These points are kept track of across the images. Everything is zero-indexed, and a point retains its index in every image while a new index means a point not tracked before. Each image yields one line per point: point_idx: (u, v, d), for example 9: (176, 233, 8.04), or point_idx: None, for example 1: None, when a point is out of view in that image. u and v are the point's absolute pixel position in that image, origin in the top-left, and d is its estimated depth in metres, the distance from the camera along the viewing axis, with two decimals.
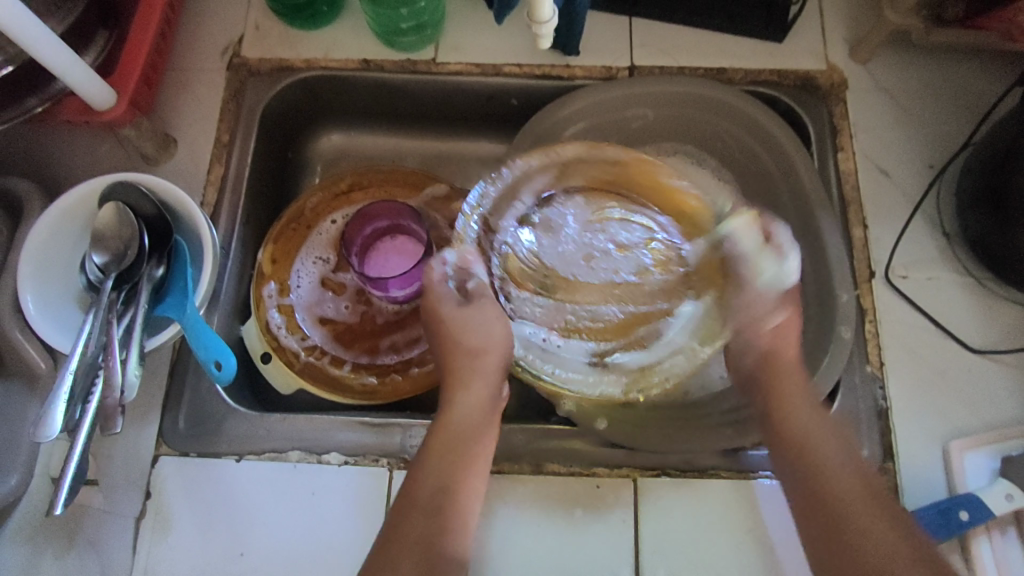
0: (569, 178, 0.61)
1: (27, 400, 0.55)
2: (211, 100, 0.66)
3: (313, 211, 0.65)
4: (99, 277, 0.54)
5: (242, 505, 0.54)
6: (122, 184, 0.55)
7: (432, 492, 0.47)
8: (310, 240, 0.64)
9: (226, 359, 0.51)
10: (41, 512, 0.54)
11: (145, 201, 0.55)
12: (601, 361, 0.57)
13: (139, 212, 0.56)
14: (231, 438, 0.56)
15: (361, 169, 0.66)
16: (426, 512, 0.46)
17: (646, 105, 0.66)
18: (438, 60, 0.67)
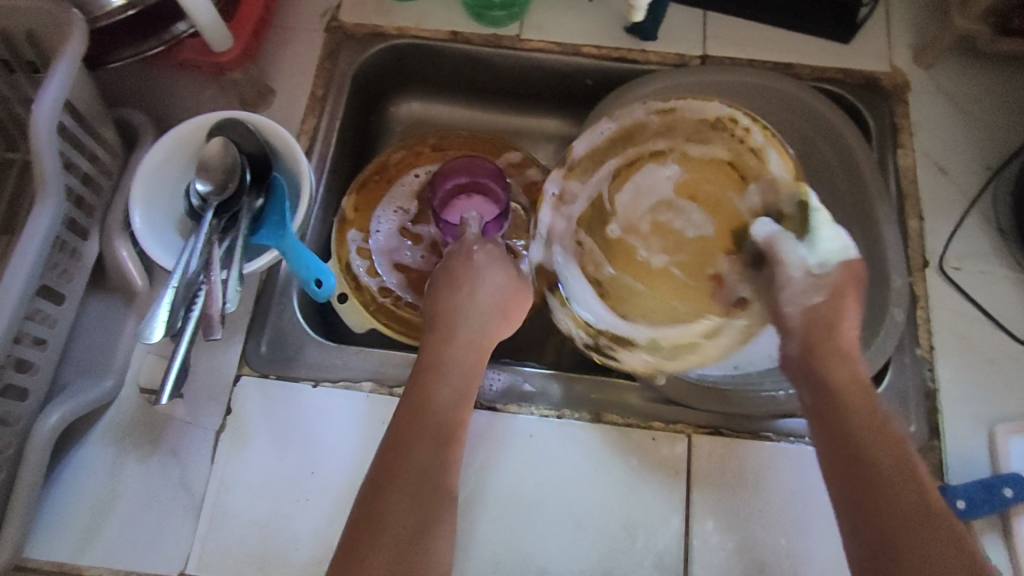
0: (686, 143, 0.66)
1: (125, 314, 0.59)
2: (309, 57, 0.70)
3: (395, 167, 0.69)
4: (202, 204, 0.58)
5: (315, 428, 0.57)
6: (230, 121, 0.59)
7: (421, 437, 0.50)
8: (391, 192, 0.68)
9: (327, 278, 0.57)
10: (128, 418, 0.57)
11: (250, 138, 0.60)
12: (588, 327, 0.62)
13: (243, 148, 0.60)
14: (309, 364, 0.60)
15: (443, 132, 0.70)
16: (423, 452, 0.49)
17: (716, 94, 0.71)
18: (522, 37, 0.71)
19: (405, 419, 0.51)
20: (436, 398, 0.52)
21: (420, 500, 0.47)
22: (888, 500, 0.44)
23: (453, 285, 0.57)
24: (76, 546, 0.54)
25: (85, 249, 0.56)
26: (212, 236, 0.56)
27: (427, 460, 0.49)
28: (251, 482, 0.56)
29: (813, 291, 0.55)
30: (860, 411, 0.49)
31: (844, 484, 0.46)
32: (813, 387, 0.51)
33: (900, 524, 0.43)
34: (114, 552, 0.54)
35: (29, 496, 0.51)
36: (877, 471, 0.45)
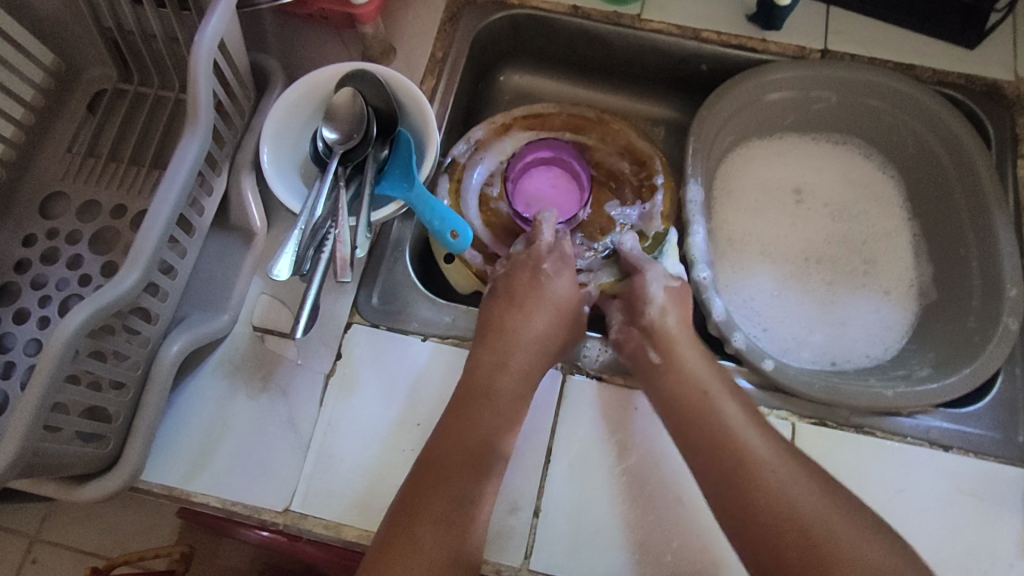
0: (603, 146, 0.71)
1: (244, 253, 0.60)
2: (431, 18, 0.70)
3: (481, 140, 0.69)
4: (328, 151, 0.59)
5: (423, 382, 0.58)
6: (361, 74, 0.60)
7: (457, 462, 0.50)
8: (484, 163, 0.68)
9: (462, 230, 0.58)
10: (240, 355, 0.58)
11: (378, 91, 0.60)
12: None
13: (369, 100, 0.60)
14: (420, 319, 0.60)
15: (524, 111, 0.71)
16: (450, 479, 0.50)
17: (834, 90, 0.70)
18: (642, 16, 0.71)
19: (443, 435, 0.52)
20: (483, 419, 0.53)
21: (453, 524, 0.48)
22: (761, 483, 0.48)
23: (524, 306, 0.58)
24: (185, 473, 0.55)
25: (218, 183, 0.57)
26: (338, 182, 0.58)
27: (468, 480, 0.50)
28: (356, 428, 0.56)
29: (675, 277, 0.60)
30: (699, 367, 0.55)
31: (691, 436, 0.51)
32: (666, 351, 0.56)
33: (746, 452, 0.49)
34: (221, 483, 0.55)
35: (150, 420, 0.52)
36: (719, 416, 0.51)
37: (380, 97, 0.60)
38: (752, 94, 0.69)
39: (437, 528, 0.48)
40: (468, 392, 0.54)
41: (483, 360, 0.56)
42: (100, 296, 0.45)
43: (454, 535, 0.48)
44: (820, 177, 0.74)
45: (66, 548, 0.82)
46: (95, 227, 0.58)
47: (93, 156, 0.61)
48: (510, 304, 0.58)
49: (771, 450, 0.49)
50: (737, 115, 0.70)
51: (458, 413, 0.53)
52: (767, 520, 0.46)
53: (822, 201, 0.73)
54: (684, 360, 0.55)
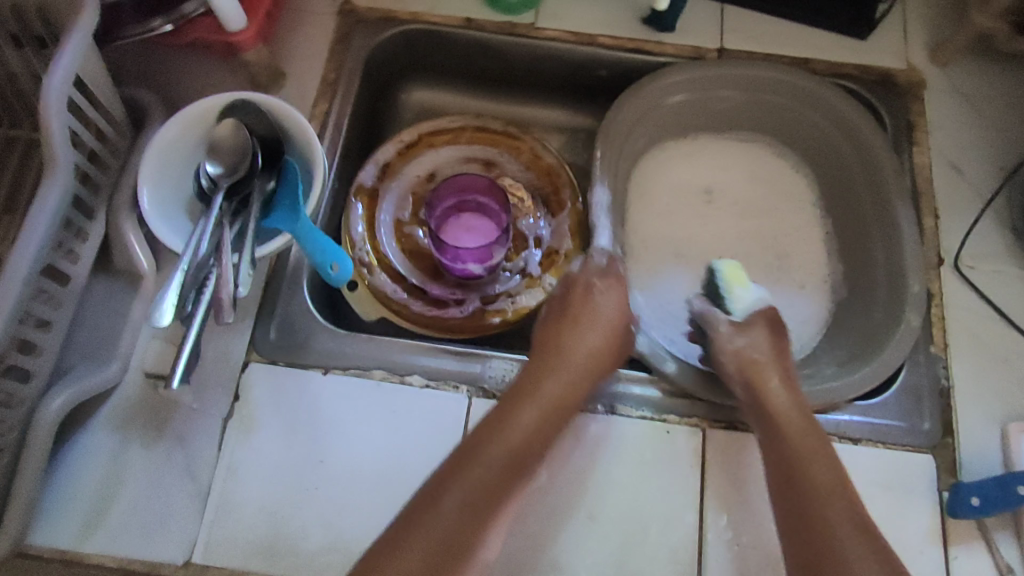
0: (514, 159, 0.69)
1: (129, 297, 0.57)
2: (321, 39, 0.69)
3: (387, 164, 0.67)
4: (211, 185, 0.58)
5: (326, 416, 0.56)
6: (243, 105, 0.58)
7: (496, 456, 0.50)
8: (391, 187, 0.67)
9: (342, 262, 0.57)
10: (132, 404, 0.56)
11: (261, 121, 0.59)
12: (373, 262, 0.64)
13: (253, 131, 0.59)
14: (319, 351, 0.58)
15: (429, 127, 0.68)
16: (486, 469, 0.49)
17: (737, 87, 0.70)
18: (537, 25, 0.70)
19: (488, 429, 0.52)
20: (523, 419, 0.52)
21: (475, 505, 0.47)
22: (831, 543, 0.46)
23: (577, 323, 0.59)
24: (80, 533, 0.52)
25: (92, 226, 0.55)
26: (223, 221, 0.56)
27: (499, 470, 0.49)
28: (258, 469, 0.55)
29: (736, 334, 0.59)
30: (790, 410, 0.54)
31: (782, 484, 0.50)
32: (770, 438, 0.52)
33: (830, 513, 0.47)
34: (119, 537, 0.52)
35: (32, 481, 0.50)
36: (814, 483, 0.49)
37: (264, 127, 0.59)
38: (656, 97, 0.68)
39: (461, 504, 0.47)
40: (521, 381, 0.55)
41: (540, 360, 0.57)
42: None
43: (467, 530, 0.46)
44: (729, 175, 0.74)
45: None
46: None
47: None
48: (571, 316, 0.59)
49: (849, 523, 0.47)
50: (644, 118, 0.69)
51: (508, 402, 0.54)
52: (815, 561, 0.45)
53: (732, 199, 0.73)
54: (780, 417, 0.53)
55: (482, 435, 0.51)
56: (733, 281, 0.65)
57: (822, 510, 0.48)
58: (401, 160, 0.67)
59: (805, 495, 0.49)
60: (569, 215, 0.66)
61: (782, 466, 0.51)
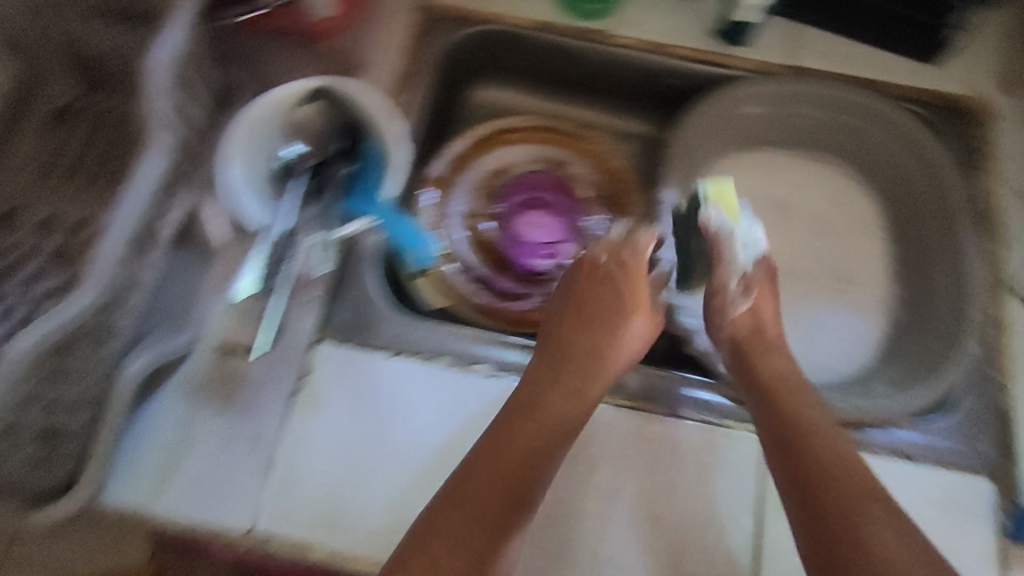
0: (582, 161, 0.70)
1: (208, 269, 0.59)
2: (400, 32, 0.70)
3: (460, 156, 0.69)
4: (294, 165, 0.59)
5: (391, 398, 0.57)
6: (330, 90, 0.59)
7: (505, 460, 0.49)
8: (462, 179, 0.69)
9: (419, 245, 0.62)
10: (203, 372, 0.57)
11: (346, 107, 0.60)
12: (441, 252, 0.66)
13: (336, 115, 0.60)
14: (388, 334, 0.60)
15: (502, 123, 0.70)
16: (494, 476, 0.48)
17: (815, 105, 0.71)
18: (611, 32, 0.71)
19: (494, 437, 0.51)
20: (530, 421, 0.52)
21: (491, 516, 0.46)
22: (854, 531, 0.44)
23: (579, 318, 0.58)
24: (148, 494, 0.54)
25: (182, 200, 0.56)
26: (308, 201, 0.59)
27: (509, 478, 0.48)
28: (322, 444, 0.56)
29: (743, 296, 0.60)
30: (794, 392, 0.54)
31: (794, 469, 0.49)
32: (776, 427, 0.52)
33: (847, 496, 0.46)
34: (185, 501, 0.54)
35: (109, 440, 0.51)
36: (825, 469, 0.48)
37: (344, 112, 0.60)
38: (730, 109, 0.71)
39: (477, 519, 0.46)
40: (524, 390, 0.54)
41: (542, 364, 0.56)
42: (55, 315, 0.44)
43: (485, 535, 0.46)
44: (793, 190, 0.75)
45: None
46: (56, 242, 0.58)
47: (55, 172, 0.60)
48: (573, 308, 0.59)
49: (868, 503, 0.46)
50: (720, 126, 0.71)
51: (511, 408, 0.53)
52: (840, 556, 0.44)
53: (797, 214, 0.74)
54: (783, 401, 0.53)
55: (485, 445, 0.50)
56: (724, 208, 0.59)
57: (836, 493, 0.46)
58: (473, 154, 0.69)
59: (814, 479, 0.48)
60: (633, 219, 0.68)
61: (790, 454, 0.50)
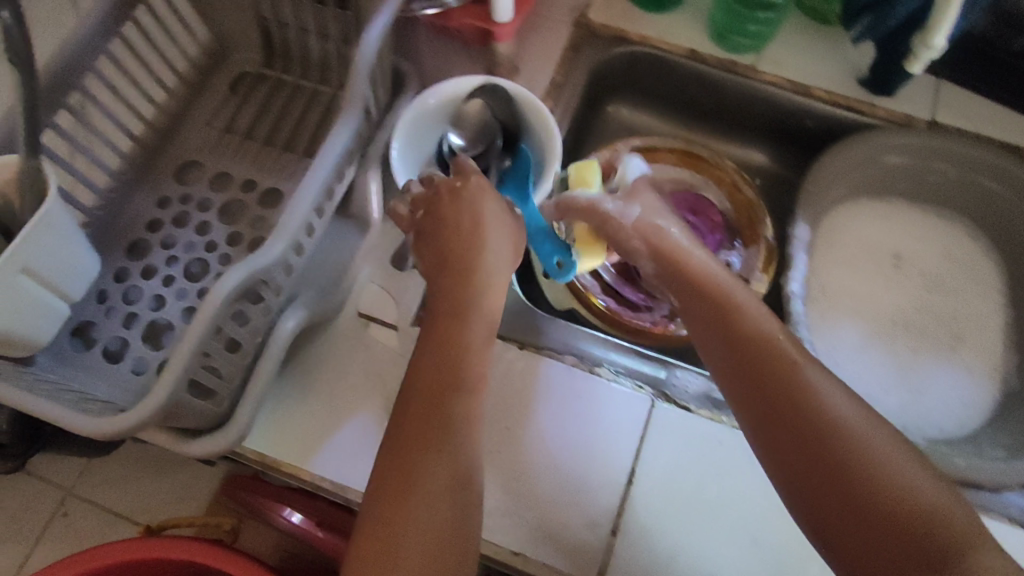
0: (712, 189, 0.73)
1: (358, 242, 0.62)
2: (555, 45, 0.73)
3: None
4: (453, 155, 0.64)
5: (519, 387, 0.61)
6: (491, 89, 0.63)
7: (432, 386, 0.47)
8: None
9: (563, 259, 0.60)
10: (343, 336, 0.61)
11: (504, 105, 0.64)
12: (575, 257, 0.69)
13: (496, 112, 0.64)
14: (520, 328, 0.65)
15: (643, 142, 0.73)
16: (429, 410, 0.46)
17: (954, 163, 0.71)
18: (757, 68, 0.73)
19: (426, 362, 0.48)
20: (460, 333, 0.49)
21: (436, 442, 0.45)
22: (817, 436, 0.44)
23: (460, 231, 0.53)
24: (285, 444, 0.57)
25: (353, 174, 0.59)
26: None
27: (444, 404, 0.46)
28: None
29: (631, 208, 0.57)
30: (739, 300, 0.51)
31: (752, 398, 0.47)
32: (726, 348, 0.49)
33: (807, 398, 0.45)
34: (317, 456, 0.57)
35: (262, 388, 0.54)
36: (780, 385, 0.46)
37: (506, 110, 0.64)
38: (871, 154, 0.71)
39: (423, 450, 0.45)
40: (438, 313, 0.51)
41: (447, 284, 0.52)
42: (252, 261, 0.47)
43: (443, 454, 0.45)
44: (921, 245, 0.75)
45: (93, 505, 0.82)
46: (226, 198, 0.62)
47: (231, 134, 0.65)
48: (472, 229, 0.53)
49: (828, 394, 0.45)
50: (854, 169, 0.72)
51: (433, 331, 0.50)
52: (810, 469, 0.43)
53: (917, 268, 0.74)
54: (722, 305, 0.51)
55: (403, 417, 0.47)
56: (576, 186, 0.63)
57: (800, 405, 0.45)
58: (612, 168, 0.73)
59: (774, 401, 0.46)
60: (760, 249, 0.69)
61: (751, 372, 0.48)
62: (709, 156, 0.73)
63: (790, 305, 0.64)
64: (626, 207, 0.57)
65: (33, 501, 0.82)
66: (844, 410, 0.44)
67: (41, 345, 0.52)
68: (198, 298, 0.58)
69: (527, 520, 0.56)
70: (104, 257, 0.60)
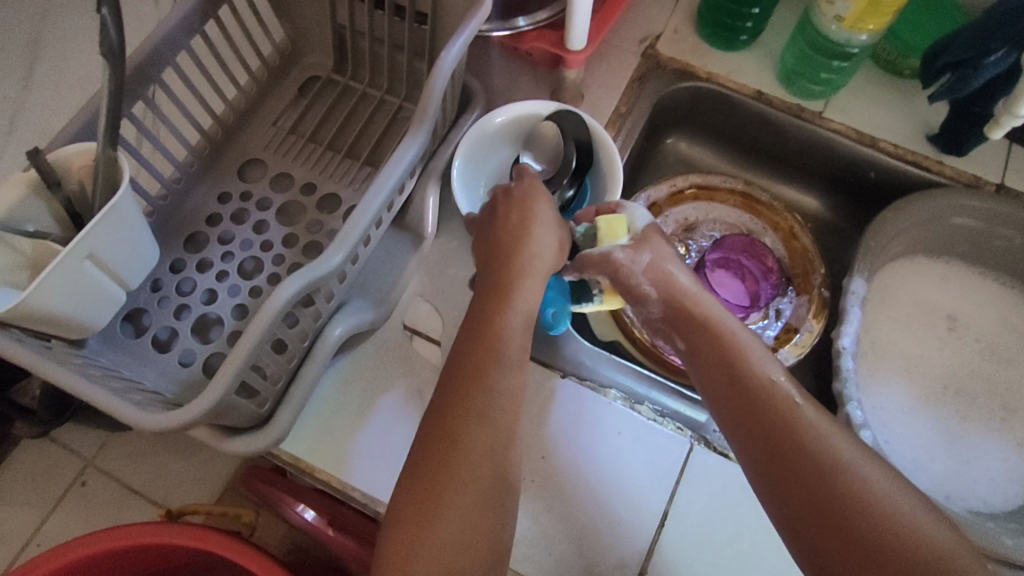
0: (767, 234, 0.72)
1: (409, 255, 0.62)
2: (622, 75, 0.73)
3: (656, 204, 0.73)
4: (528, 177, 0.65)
5: (557, 416, 0.60)
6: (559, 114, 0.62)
7: (456, 391, 0.47)
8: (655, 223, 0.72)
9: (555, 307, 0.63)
10: (387, 348, 0.61)
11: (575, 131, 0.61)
12: None
13: (569, 133, 0.61)
14: (563, 356, 0.64)
15: (703, 180, 0.74)
16: (449, 414, 0.46)
17: (1018, 231, 0.69)
18: (824, 114, 0.72)
19: (451, 369, 0.48)
20: (486, 338, 0.49)
21: (456, 447, 0.45)
22: (828, 480, 0.43)
23: (506, 234, 0.53)
24: (322, 451, 0.57)
25: (412, 187, 0.60)
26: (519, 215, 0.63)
27: (464, 410, 0.46)
28: None
29: (638, 254, 0.54)
30: (744, 340, 0.50)
31: (763, 437, 0.46)
32: (736, 387, 0.48)
33: (819, 442, 0.45)
34: (351, 465, 0.57)
35: (304, 392, 0.54)
36: (795, 425, 0.45)
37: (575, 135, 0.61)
38: (935, 213, 0.70)
39: (441, 449, 0.45)
40: (468, 320, 0.50)
41: (484, 291, 0.52)
42: (311, 269, 0.47)
43: (459, 460, 0.44)
44: (978, 309, 0.73)
45: (116, 480, 0.85)
46: (285, 199, 0.63)
47: (295, 136, 0.65)
48: (512, 233, 0.53)
49: (837, 438, 0.45)
50: (916, 227, 0.71)
51: (464, 336, 0.50)
52: (822, 515, 0.42)
53: (972, 333, 0.72)
54: (730, 344, 0.50)
55: (434, 413, 0.47)
56: (607, 238, 0.55)
57: (811, 447, 0.44)
58: (669, 203, 0.73)
59: (785, 441, 0.45)
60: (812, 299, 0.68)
61: (761, 412, 0.47)
62: (766, 200, 0.72)
63: (841, 361, 0.62)
64: (636, 253, 0.54)
65: (53, 469, 0.85)
66: (855, 455, 0.44)
67: (97, 329, 0.53)
68: (249, 295, 0.59)
69: (555, 552, 0.56)
70: (163, 247, 0.61)
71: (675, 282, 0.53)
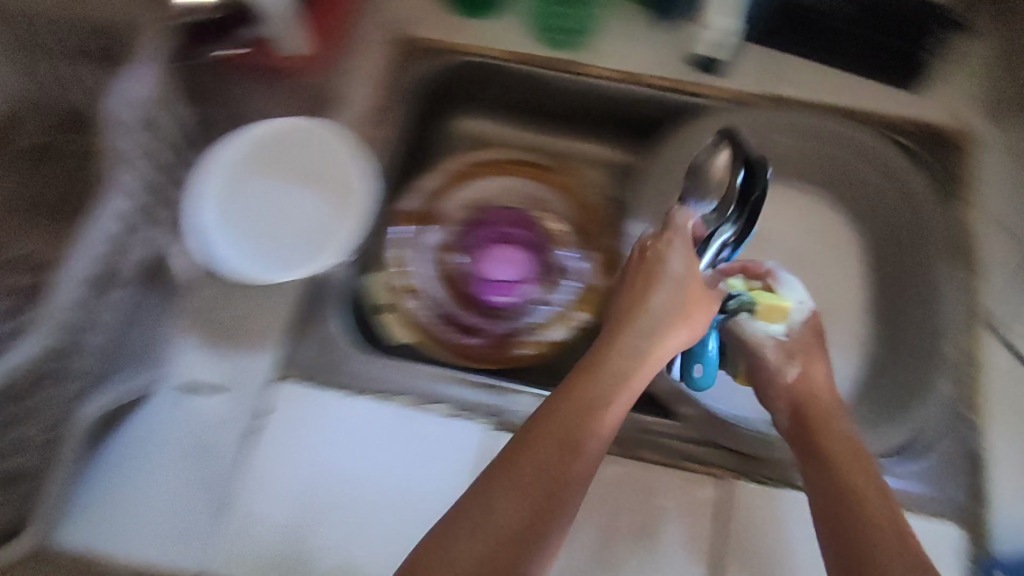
0: None
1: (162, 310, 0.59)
2: (373, 64, 0.70)
3: None
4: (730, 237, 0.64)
5: (343, 438, 0.56)
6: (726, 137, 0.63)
7: (544, 453, 0.45)
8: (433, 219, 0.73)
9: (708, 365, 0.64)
10: (162, 411, 0.57)
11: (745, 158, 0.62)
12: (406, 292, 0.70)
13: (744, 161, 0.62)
14: (349, 374, 0.60)
15: None
16: (529, 470, 0.44)
17: (790, 134, 0.71)
18: (584, 62, 0.70)
19: (556, 419, 0.47)
20: (604, 416, 0.49)
21: (525, 499, 0.43)
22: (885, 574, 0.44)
23: (630, 311, 0.57)
24: (101, 534, 0.53)
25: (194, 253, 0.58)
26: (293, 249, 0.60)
27: (557, 460, 0.45)
28: (270, 482, 0.55)
29: (789, 363, 0.60)
30: (835, 431, 0.55)
31: (840, 515, 0.48)
32: (832, 472, 0.51)
33: (890, 542, 0.46)
34: (128, 542, 0.53)
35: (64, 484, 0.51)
36: (866, 512, 0.48)
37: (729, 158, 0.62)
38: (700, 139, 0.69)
39: (514, 507, 0.43)
40: (573, 376, 0.51)
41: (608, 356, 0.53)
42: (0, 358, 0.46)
43: (525, 524, 0.42)
44: (776, 220, 0.75)
45: None
46: None
47: None
48: (641, 304, 0.57)
49: (900, 538, 0.46)
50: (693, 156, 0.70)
51: (573, 393, 0.49)
52: None
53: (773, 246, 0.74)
54: (840, 445, 0.53)
55: (521, 463, 0.45)
56: (760, 318, 0.62)
57: (874, 533, 0.46)
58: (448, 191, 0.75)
59: (852, 520, 0.47)
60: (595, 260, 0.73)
61: (846, 491, 0.49)
62: None
63: None
64: (785, 364, 0.60)
65: None
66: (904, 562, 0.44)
67: None
68: None
69: None
70: None
71: (818, 396, 0.58)
